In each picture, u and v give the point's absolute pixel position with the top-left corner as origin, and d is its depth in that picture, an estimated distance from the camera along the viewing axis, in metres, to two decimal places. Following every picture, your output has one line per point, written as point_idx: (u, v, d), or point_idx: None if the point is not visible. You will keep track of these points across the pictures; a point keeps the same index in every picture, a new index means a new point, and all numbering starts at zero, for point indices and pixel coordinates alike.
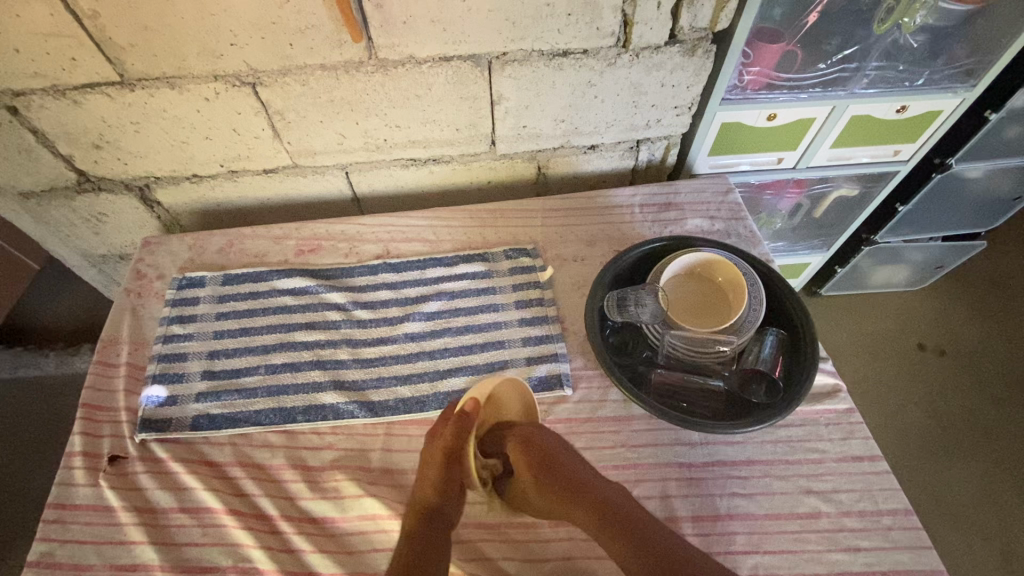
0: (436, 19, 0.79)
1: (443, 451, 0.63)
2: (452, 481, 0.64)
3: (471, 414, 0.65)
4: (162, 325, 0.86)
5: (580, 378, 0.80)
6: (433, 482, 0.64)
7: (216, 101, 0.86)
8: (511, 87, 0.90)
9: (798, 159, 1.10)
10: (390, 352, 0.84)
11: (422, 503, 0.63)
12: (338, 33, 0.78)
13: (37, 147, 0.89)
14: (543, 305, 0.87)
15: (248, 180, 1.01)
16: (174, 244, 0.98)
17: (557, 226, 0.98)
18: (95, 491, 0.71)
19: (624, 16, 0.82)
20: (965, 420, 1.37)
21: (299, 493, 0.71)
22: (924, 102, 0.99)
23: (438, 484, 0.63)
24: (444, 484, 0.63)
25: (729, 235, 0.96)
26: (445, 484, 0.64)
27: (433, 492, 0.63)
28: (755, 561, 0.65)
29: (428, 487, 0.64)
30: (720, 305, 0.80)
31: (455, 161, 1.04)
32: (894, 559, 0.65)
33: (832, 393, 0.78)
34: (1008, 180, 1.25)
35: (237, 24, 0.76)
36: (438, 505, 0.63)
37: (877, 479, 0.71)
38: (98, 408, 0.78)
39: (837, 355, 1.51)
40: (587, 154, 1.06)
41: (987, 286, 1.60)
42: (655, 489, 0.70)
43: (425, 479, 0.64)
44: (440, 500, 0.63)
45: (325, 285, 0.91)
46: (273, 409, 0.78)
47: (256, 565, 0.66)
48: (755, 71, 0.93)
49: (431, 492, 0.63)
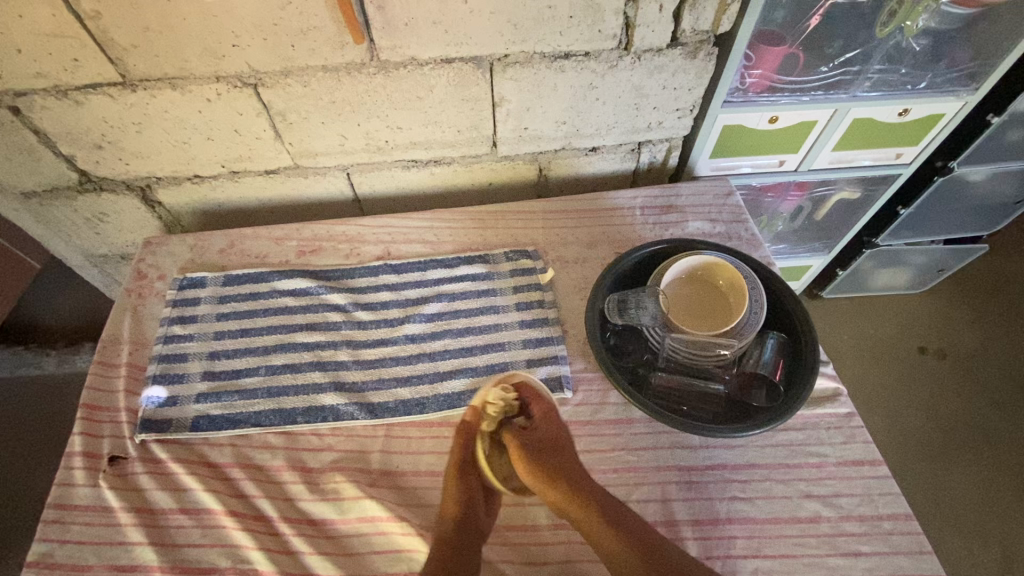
0: (439, 21, 0.79)
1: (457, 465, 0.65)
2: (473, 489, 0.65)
3: (474, 423, 0.68)
4: (163, 325, 0.86)
5: (580, 380, 0.80)
6: (455, 494, 0.64)
7: (218, 102, 0.86)
8: (513, 89, 0.90)
9: (800, 161, 1.10)
10: (390, 353, 0.84)
11: (449, 515, 0.63)
12: (340, 34, 0.78)
13: (39, 147, 0.89)
14: (544, 307, 0.87)
15: (249, 181, 1.01)
16: (175, 244, 0.98)
17: (558, 228, 0.98)
18: (94, 492, 0.71)
19: (625, 19, 0.82)
20: (966, 424, 1.37)
21: (299, 495, 0.71)
22: (925, 106, 0.99)
23: (461, 494, 0.64)
24: (467, 494, 0.64)
25: (730, 238, 0.96)
26: (467, 492, 0.64)
27: (457, 503, 0.63)
28: (755, 565, 0.65)
29: (451, 500, 0.64)
30: (721, 307, 0.80)
31: (456, 163, 1.03)
32: (895, 564, 0.65)
33: (833, 397, 0.78)
34: (1010, 185, 1.24)
35: (239, 25, 0.76)
36: (465, 513, 0.63)
37: (877, 484, 0.71)
38: (98, 409, 0.78)
39: (837, 357, 1.51)
40: (589, 156, 1.06)
41: (989, 290, 1.60)
42: (655, 493, 0.70)
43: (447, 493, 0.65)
44: (465, 508, 0.63)
45: (325, 286, 0.91)
46: (273, 410, 0.78)
47: (255, 566, 0.66)
48: (757, 75, 0.93)
49: (455, 503, 0.63)
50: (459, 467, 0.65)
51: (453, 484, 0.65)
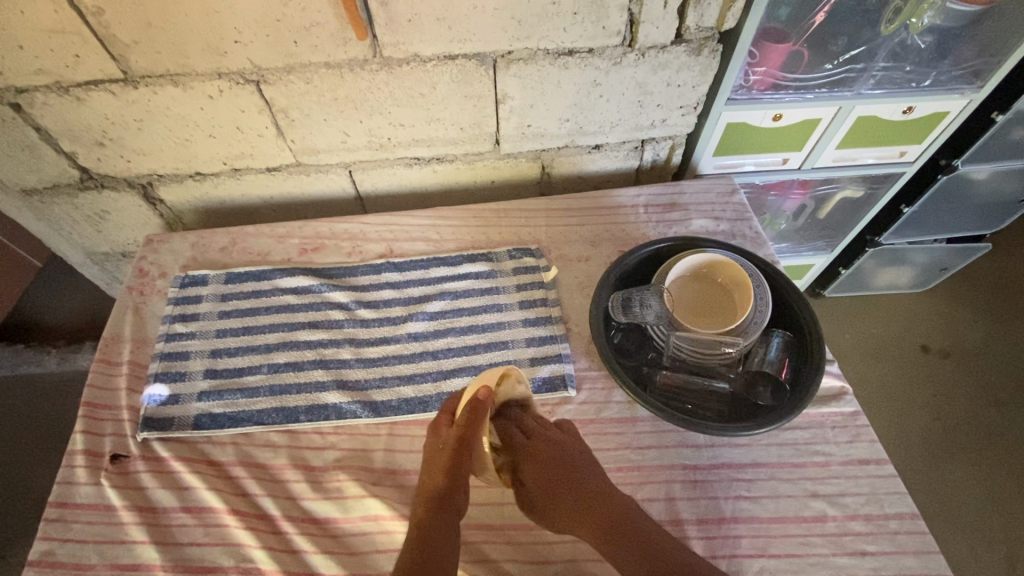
0: (442, 17, 0.78)
1: (455, 442, 0.63)
2: (462, 469, 0.63)
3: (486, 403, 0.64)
4: (164, 323, 0.86)
5: (584, 379, 0.80)
6: (442, 467, 0.62)
7: (221, 98, 0.85)
8: (517, 86, 0.89)
9: (804, 159, 1.10)
10: (393, 352, 0.83)
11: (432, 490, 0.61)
12: (343, 30, 0.78)
13: (41, 143, 0.89)
14: (548, 306, 0.87)
15: (252, 178, 1.01)
16: (177, 242, 0.97)
17: (562, 226, 0.98)
18: (97, 490, 0.71)
19: (630, 15, 0.82)
20: (970, 423, 1.37)
21: (301, 494, 0.71)
22: (930, 103, 0.99)
23: (448, 470, 0.62)
24: (452, 471, 0.62)
25: (734, 236, 0.96)
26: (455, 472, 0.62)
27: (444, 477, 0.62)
28: (760, 564, 0.65)
29: (437, 473, 0.62)
30: (726, 305, 0.79)
31: (459, 160, 1.03)
32: (901, 563, 0.64)
33: (838, 395, 0.77)
34: (1014, 183, 1.24)
35: (242, 21, 0.76)
36: (446, 488, 0.61)
37: (884, 483, 0.70)
38: (100, 407, 0.78)
39: (841, 356, 1.51)
40: (592, 154, 1.06)
41: (992, 289, 1.59)
42: (660, 492, 0.70)
43: (435, 466, 0.63)
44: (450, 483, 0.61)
45: (327, 284, 0.90)
46: (276, 409, 0.77)
47: (258, 565, 0.66)
48: (761, 72, 0.92)
49: (441, 477, 0.62)
50: (456, 445, 0.63)
51: (446, 457, 0.63)
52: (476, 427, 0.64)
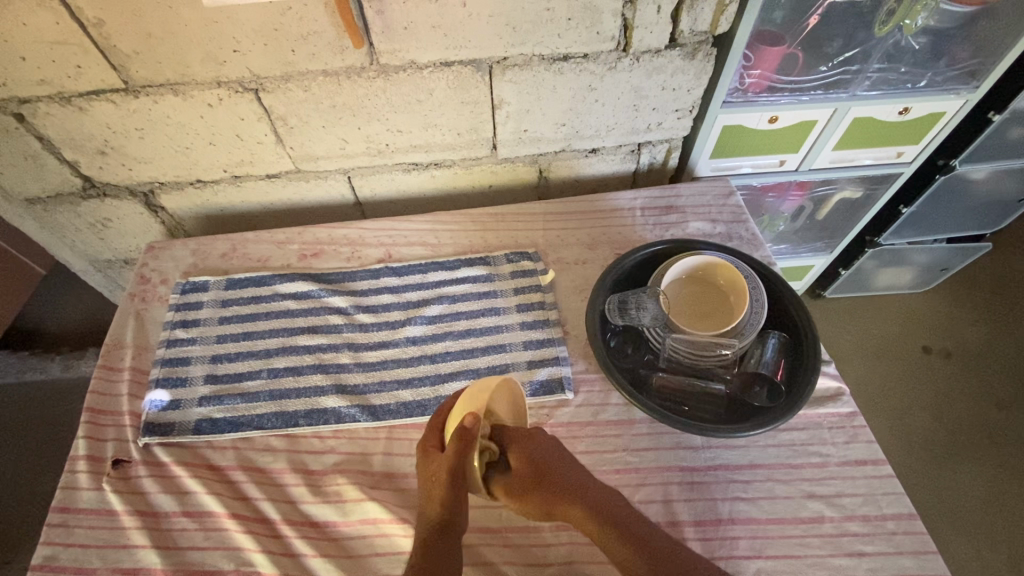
0: (437, 25, 0.79)
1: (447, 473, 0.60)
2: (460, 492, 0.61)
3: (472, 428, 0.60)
4: (165, 329, 0.86)
5: (581, 382, 0.80)
6: (439, 496, 0.61)
7: (220, 107, 0.86)
8: (512, 91, 0.90)
9: (801, 161, 1.10)
10: (390, 356, 0.84)
11: (433, 517, 0.61)
12: (340, 39, 0.79)
13: (43, 153, 0.90)
14: (545, 309, 0.87)
15: (252, 185, 1.02)
16: (177, 248, 0.98)
17: (559, 229, 0.98)
18: (99, 495, 0.71)
19: (624, 21, 0.83)
20: (972, 425, 1.36)
21: (300, 497, 0.72)
22: (924, 104, 0.99)
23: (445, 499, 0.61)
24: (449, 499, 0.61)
25: (730, 239, 0.96)
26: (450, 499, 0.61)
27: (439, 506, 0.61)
28: (757, 566, 0.65)
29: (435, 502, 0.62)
30: (721, 307, 0.80)
31: (457, 165, 1.04)
32: (899, 564, 0.64)
33: (834, 396, 0.78)
34: (1011, 184, 1.24)
35: (240, 31, 0.77)
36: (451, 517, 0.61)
37: (881, 483, 0.70)
38: (102, 413, 0.78)
39: (842, 358, 1.50)
40: (589, 158, 1.06)
41: (994, 289, 1.59)
42: (657, 494, 0.70)
43: (432, 494, 0.62)
44: (450, 512, 0.61)
45: (326, 290, 0.91)
46: (275, 413, 0.78)
47: (257, 569, 0.66)
48: (756, 75, 0.93)
49: (438, 505, 0.61)
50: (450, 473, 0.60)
51: (440, 486, 0.60)
52: (467, 455, 0.59)
